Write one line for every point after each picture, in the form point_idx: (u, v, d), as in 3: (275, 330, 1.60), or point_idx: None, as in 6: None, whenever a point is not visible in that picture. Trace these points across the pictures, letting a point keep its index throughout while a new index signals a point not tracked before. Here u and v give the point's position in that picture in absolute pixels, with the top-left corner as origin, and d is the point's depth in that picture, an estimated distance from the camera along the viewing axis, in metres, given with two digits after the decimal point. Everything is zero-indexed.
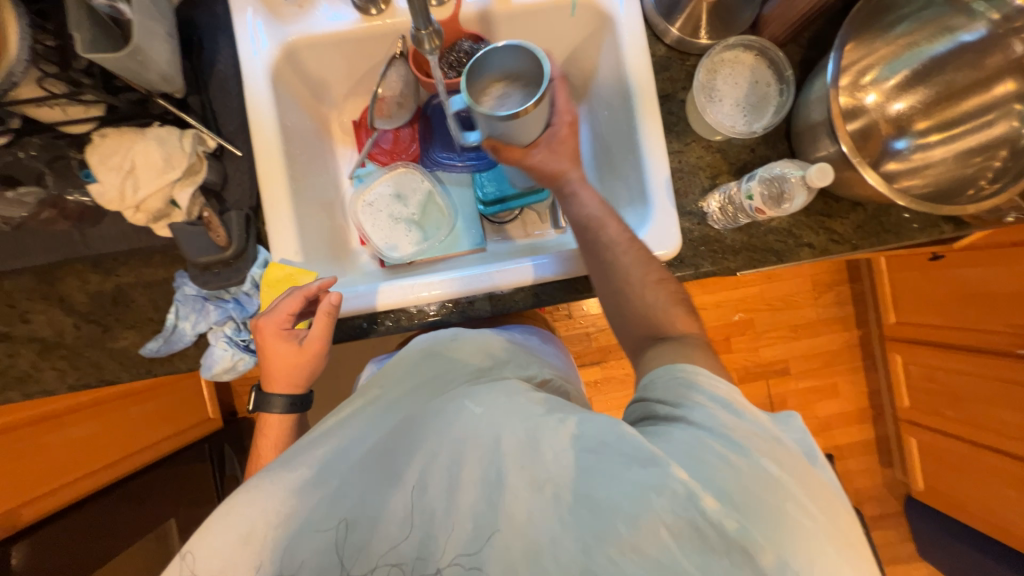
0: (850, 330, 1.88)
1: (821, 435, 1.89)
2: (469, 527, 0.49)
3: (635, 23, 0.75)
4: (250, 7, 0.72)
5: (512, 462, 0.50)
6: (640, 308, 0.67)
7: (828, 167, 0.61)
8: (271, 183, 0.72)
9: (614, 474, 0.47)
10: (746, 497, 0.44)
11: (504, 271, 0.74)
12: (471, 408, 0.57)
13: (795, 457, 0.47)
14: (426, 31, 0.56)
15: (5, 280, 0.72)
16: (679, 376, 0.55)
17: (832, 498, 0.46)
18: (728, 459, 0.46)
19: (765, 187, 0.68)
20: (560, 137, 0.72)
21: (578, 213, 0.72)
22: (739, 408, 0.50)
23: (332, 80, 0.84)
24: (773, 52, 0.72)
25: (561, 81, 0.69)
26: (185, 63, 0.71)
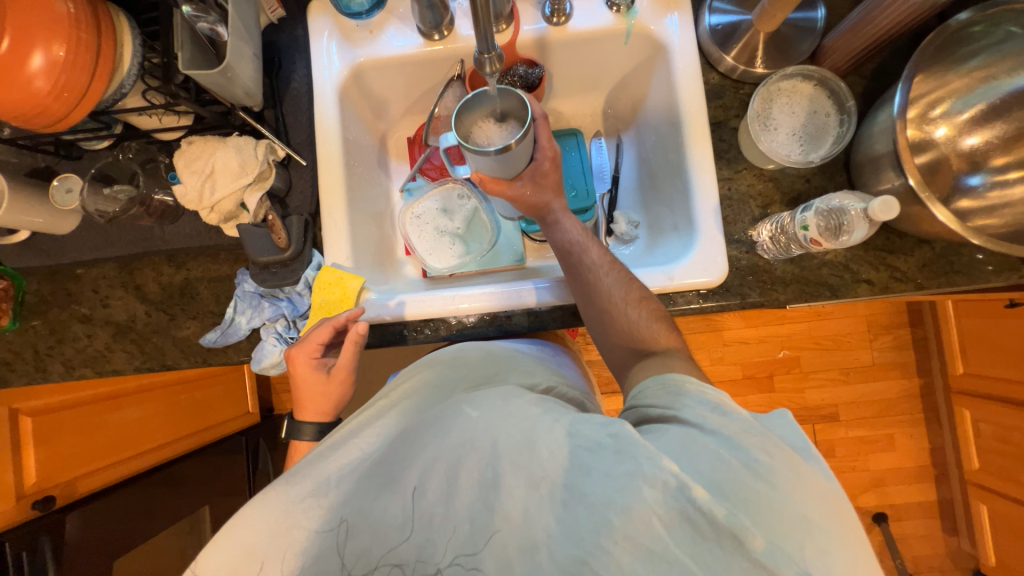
0: (909, 378, 1.74)
1: (873, 491, 1.73)
2: (467, 527, 0.51)
3: (690, 51, 0.76)
4: (326, 31, 0.78)
5: (508, 463, 0.52)
6: (623, 325, 0.67)
7: (893, 200, 0.58)
8: (331, 191, 0.77)
9: (602, 472, 0.48)
10: (736, 491, 0.44)
11: (517, 292, 0.76)
12: (469, 413, 0.59)
13: (786, 451, 0.47)
14: (489, 54, 0.59)
15: (93, 267, 0.80)
16: (666, 383, 0.56)
17: (823, 488, 0.46)
18: (716, 454, 0.46)
19: (823, 216, 0.65)
20: (543, 171, 0.74)
21: (560, 239, 0.74)
22: (727, 408, 0.51)
23: (392, 99, 0.89)
24: (835, 82, 0.69)
25: (542, 119, 0.71)
26: (265, 81, 0.77)
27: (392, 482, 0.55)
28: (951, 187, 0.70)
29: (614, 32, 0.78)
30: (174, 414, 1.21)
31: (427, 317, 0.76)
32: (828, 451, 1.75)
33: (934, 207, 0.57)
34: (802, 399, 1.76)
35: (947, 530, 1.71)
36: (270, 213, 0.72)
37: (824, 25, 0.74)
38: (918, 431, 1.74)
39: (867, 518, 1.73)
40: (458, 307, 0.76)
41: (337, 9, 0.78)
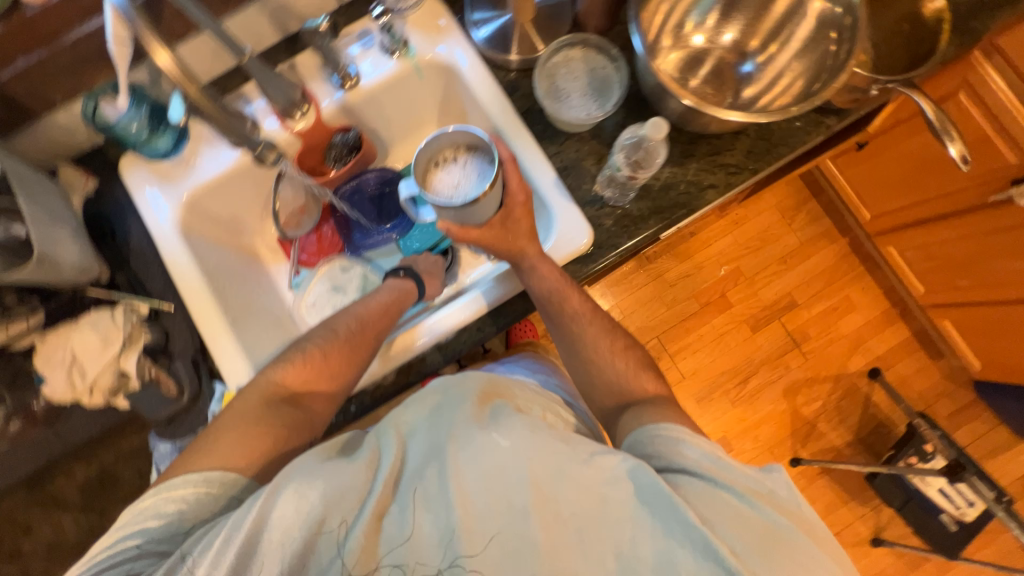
0: (836, 240, 1.85)
1: (857, 352, 1.81)
2: (492, 548, 0.56)
3: (475, 64, 0.82)
4: (144, 182, 0.80)
5: (540, 496, 0.57)
6: (607, 376, 0.79)
7: (659, 120, 0.66)
8: (208, 322, 0.77)
9: (638, 522, 0.57)
10: (760, 545, 0.55)
11: (470, 300, 0.79)
12: (497, 440, 0.60)
13: (791, 505, 0.60)
14: (260, 148, 0.72)
15: (2, 502, 0.75)
16: (662, 434, 0.65)
17: (816, 528, 0.60)
18: (734, 509, 0.58)
19: (626, 154, 0.73)
20: (514, 216, 0.75)
21: (539, 288, 0.75)
22: (728, 464, 0.61)
23: (242, 214, 0.91)
24: (595, 39, 0.77)
25: (512, 161, 0.73)
26: (105, 251, 0.79)
27: (423, 501, 0.57)
28: (734, 79, 0.80)
29: (406, 74, 0.85)
30: None
31: (393, 365, 0.78)
32: (803, 336, 1.82)
33: (723, 115, 0.67)
34: (759, 301, 1.83)
35: (934, 357, 1.80)
36: (155, 368, 0.72)
37: None
38: (867, 282, 1.84)
39: (864, 378, 1.80)
40: (412, 337, 0.77)
41: (145, 157, 0.80)
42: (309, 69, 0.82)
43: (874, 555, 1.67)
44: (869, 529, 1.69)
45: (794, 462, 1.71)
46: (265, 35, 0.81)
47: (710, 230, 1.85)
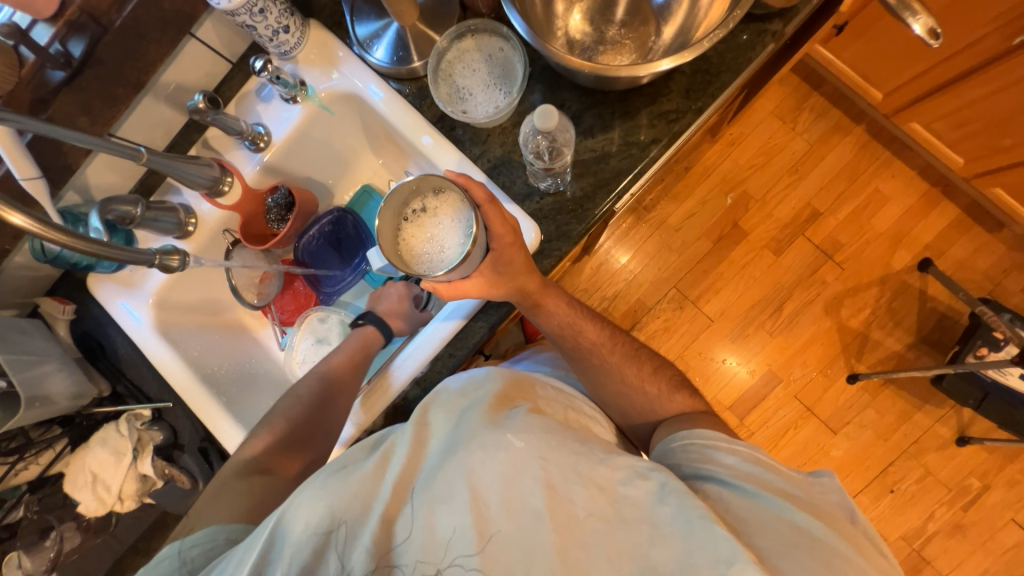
0: (850, 131, 1.66)
1: (901, 246, 1.64)
2: (504, 546, 0.55)
3: (376, 84, 0.77)
4: (113, 295, 0.84)
5: (553, 499, 0.56)
6: (646, 405, 0.76)
7: (545, 112, 0.62)
8: (205, 410, 0.81)
9: (658, 520, 0.55)
10: (791, 548, 0.53)
11: (441, 324, 0.77)
12: (512, 441, 0.59)
13: (839, 520, 0.57)
14: (157, 258, 0.67)
15: None
16: (696, 442, 0.67)
17: (875, 551, 0.55)
18: (762, 514, 0.57)
19: (535, 147, 0.69)
20: (505, 257, 0.68)
21: (550, 325, 0.78)
22: (762, 470, 0.61)
23: (217, 293, 0.93)
24: (480, 23, 0.70)
25: (489, 204, 0.65)
26: (100, 366, 0.84)
27: (438, 502, 0.57)
28: (654, 14, 0.71)
29: (315, 115, 0.81)
30: None
31: (378, 409, 0.78)
32: (834, 244, 1.66)
33: (653, 67, 0.61)
34: (776, 221, 1.69)
35: (993, 229, 1.60)
36: (169, 466, 0.78)
37: None
38: (897, 167, 1.65)
39: (915, 273, 1.63)
40: (394, 375, 0.78)
41: (105, 272, 0.83)
42: (221, 141, 0.82)
43: (963, 455, 1.56)
44: (951, 430, 1.57)
45: (851, 379, 1.60)
46: (171, 120, 0.80)
47: (706, 159, 1.71)
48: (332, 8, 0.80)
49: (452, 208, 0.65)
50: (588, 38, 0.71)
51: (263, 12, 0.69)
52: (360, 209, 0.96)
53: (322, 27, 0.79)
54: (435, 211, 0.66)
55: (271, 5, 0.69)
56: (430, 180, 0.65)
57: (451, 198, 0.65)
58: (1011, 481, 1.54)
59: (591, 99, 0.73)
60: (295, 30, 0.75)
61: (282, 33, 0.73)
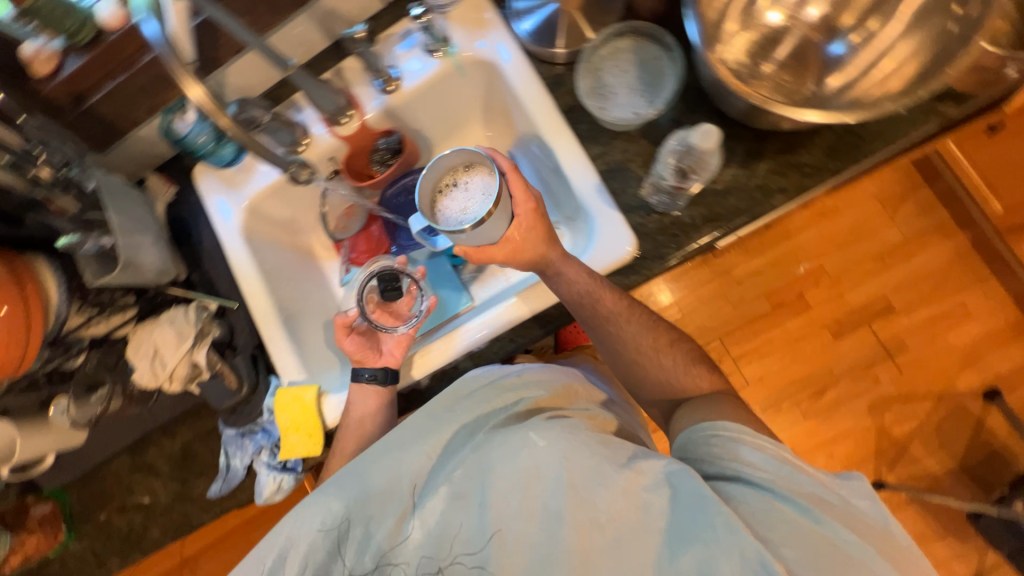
0: (952, 236, 1.58)
1: (970, 368, 1.55)
2: (517, 543, 0.59)
3: (518, 58, 0.77)
4: (213, 190, 0.87)
5: (573, 496, 0.58)
6: (660, 373, 0.74)
7: (710, 129, 0.61)
8: (266, 320, 0.84)
9: (682, 524, 0.55)
10: (817, 559, 0.51)
11: (509, 306, 0.77)
12: (534, 440, 0.62)
13: (866, 523, 0.55)
14: (290, 168, 0.72)
15: (114, 462, 0.90)
16: (720, 434, 0.62)
17: (899, 556, 0.54)
18: (791, 520, 0.54)
19: (676, 163, 0.67)
20: (529, 224, 0.70)
21: (568, 293, 0.70)
22: (792, 469, 0.58)
23: (299, 214, 0.97)
24: (646, 26, 0.71)
25: (511, 171, 0.69)
26: (183, 251, 0.88)
27: (452, 499, 0.62)
28: (820, 63, 0.68)
29: (447, 73, 0.82)
30: None
31: (427, 370, 0.79)
32: (899, 346, 1.58)
33: (801, 114, 0.57)
34: (845, 304, 1.61)
35: None
36: (220, 361, 0.80)
37: None
38: (990, 286, 1.56)
39: (977, 400, 1.53)
40: (447, 342, 0.78)
41: (213, 165, 0.86)
42: (354, 74, 0.83)
43: None
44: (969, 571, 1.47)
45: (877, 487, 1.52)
46: (314, 43, 0.83)
47: (790, 222, 1.65)
48: None
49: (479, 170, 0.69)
50: (743, 70, 0.68)
51: None
52: None
53: None
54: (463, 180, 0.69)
55: None
56: (441, 165, 0.68)
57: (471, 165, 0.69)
58: None
59: (729, 130, 0.71)
60: None
61: None
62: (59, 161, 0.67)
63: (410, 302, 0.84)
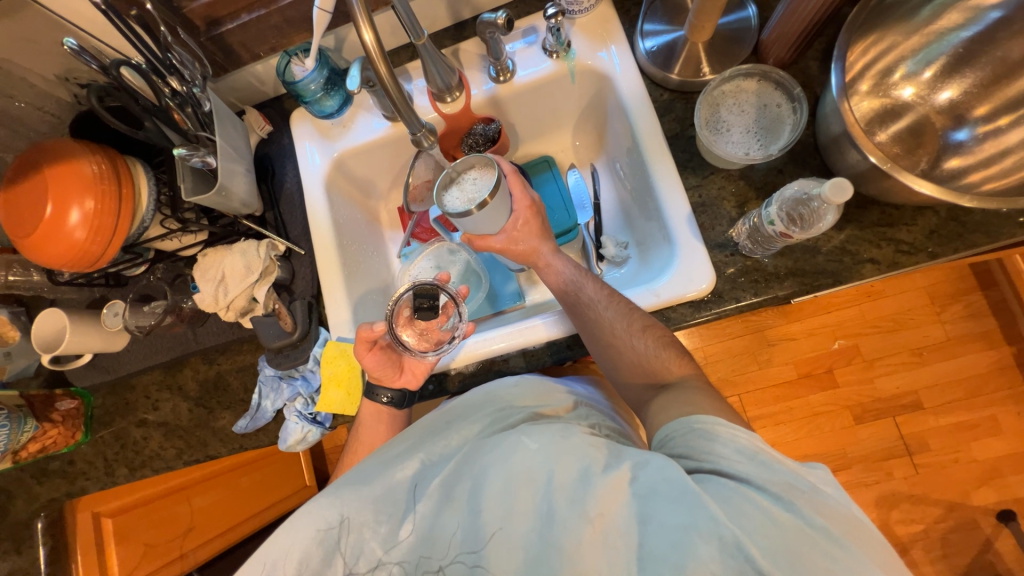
0: (997, 347, 1.55)
1: (988, 484, 1.50)
2: (502, 545, 0.55)
3: (632, 77, 0.78)
4: (307, 136, 0.89)
5: (563, 497, 0.55)
6: (632, 357, 0.69)
7: (844, 182, 0.56)
8: (328, 272, 0.85)
9: (661, 520, 0.50)
10: (792, 552, 0.46)
11: (562, 316, 0.78)
12: (526, 444, 0.61)
13: (848, 518, 0.50)
14: (420, 132, 0.73)
15: (143, 375, 0.90)
16: (694, 427, 0.57)
17: (885, 559, 0.48)
18: (764, 509, 0.48)
19: (790, 211, 0.64)
20: (522, 220, 0.78)
21: (556, 280, 0.79)
22: (767, 458, 0.53)
23: (376, 178, 0.98)
24: (776, 74, 0.70)
25: (512, 173, 0.78)
26: (264, 188, 0.88)
27: (444, 501, 0.61)
28: (939, 145, 0.70)
29: (560, 76, 0.84)
30: (236, 497, 1.22)
31: (477, 359, 0.79)
32: (919, 445, 1.54)
33: (911, 184, 0.57)
34: (873, 390, 1.58)
35: None
36: (278, 302, 0.81)
37: (762, 22, 0.76)
38: None
39: (990, 519, 1.48)
40: (499, 336, 0.78)
41: (312, 114, 0.88)
42: (469, 58, 0.85)
43: None
44: None
45: None
46: (438, 18, 0.85)
47: (835, 296, 1.62)
48: None
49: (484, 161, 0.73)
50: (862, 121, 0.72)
51: None
52: (533, 174, 0.99)
53: (611, 6, 0.81)
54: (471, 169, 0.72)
55: None
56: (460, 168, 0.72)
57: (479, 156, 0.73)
58: None
59: None
60: None
61: None
62: (186, 77, 0.69)
63: (444, 321, 0.80)
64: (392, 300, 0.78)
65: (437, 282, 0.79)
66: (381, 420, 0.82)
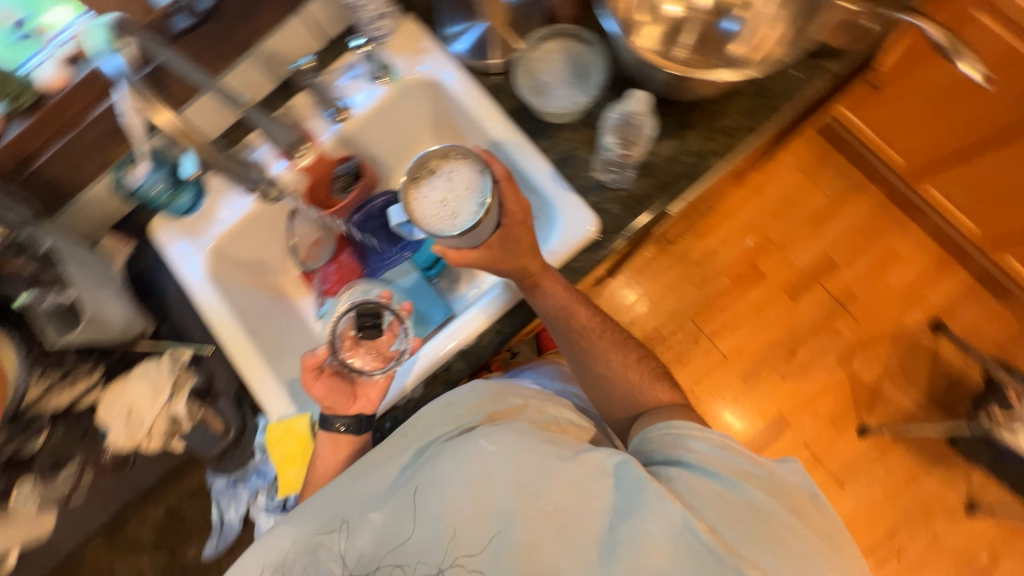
0: (870, 192, 1.74)
1: (915, 305, 1.68)
2: (469, 543, 0.57)
3: (458, 73, 0.84)
4: (174, 238, 0.86)
5: (525, 494, 0.58)
6: (630, 386, 0.75)
7: (635, 93, 0.74)
8: (245, 358, 0.81)
9: (618, 508, 0.57)
10: (741, 523, 0.55)
11: (483, 304, 0.80)
12: (483, 445, 0.62)
13: (794, 498, 0.60)
14: (261, 183, 0.76)
15: (88, 547, 0.86)
16: (671, 430, 0.66)
17: (826, 531, 0.58)
18: (719, 494, 0.58)
19: (620, 136, 0.76)
20: (514, 236, 0.71)
21: (544, 305, 0.73)
22: (732, 453, 0.62)
23: (265, 254, 0.95)
24: (568, 28, 0.80)
25: (506, 180, 0.70)
26: (149, 306, 0.85)
27: (403, 509, 0.61)
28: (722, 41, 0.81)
29: (396, 96, 0.88)
30: None
31: (420, 377, 0.78)
32: (849, 297, 1.70)
33: (711, 74, 0.66)
34: (794, 267, 1.74)
35: (1004, 297, 1.63)
36: (202, 409, 0.78)
37: None
38: (912, 231, 1.71)
39: (927, 333, 1.66)
40: (434, 349, 0.78)
41: (172, 215, 0.86)
42: (304, 110, 0.87)
43: (972, 523, 1.56)
44: (963, 496, 1.57)
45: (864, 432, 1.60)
46: (261, 86, 0.86)
47: (730, 201, 1.78)
48: (424, 7, 0.88)
49: (470, 161, 0.69)
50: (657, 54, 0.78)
51: None
52: None
53: (416, 22, 0.87)
54: (449, 168, 0.69)
55: None
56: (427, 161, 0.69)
57: (464, 150, 0.69)
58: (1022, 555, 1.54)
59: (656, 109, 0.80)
60: (391, 19, 0.84)
61: (380, 19, 0.82)
62: (13, 221, 0.69)
63: (391, 339, 0.80)
64: (331, 327, 0.79)
65: (379, 300, 0.81)
66: (339, 450, 0.77)
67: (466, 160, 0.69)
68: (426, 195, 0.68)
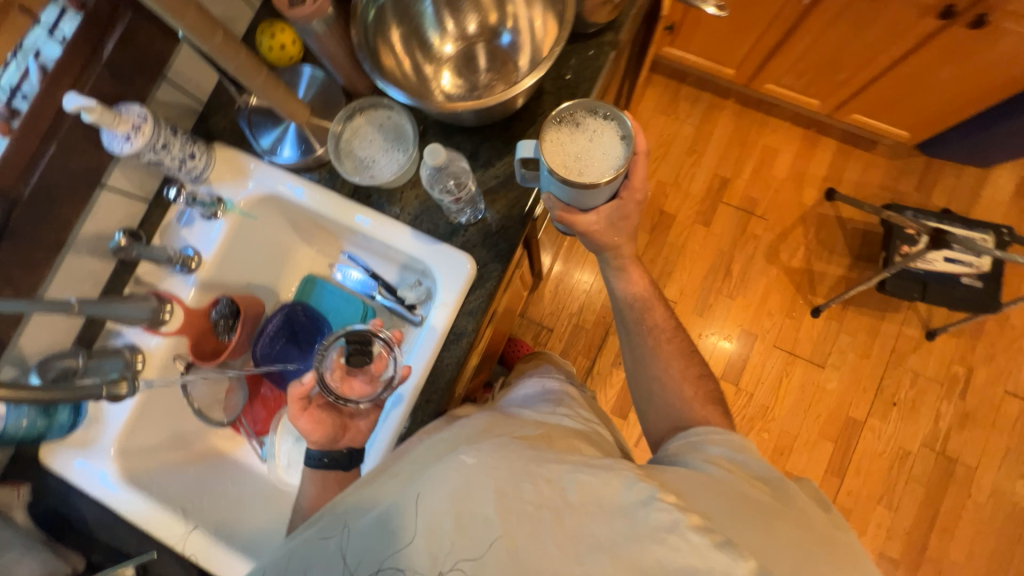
0: (726, 104, 1.86)
1: (805, 185, 1.80)
2: (458, 550, 0.47)
3: (288, 181, 0.84)
4: (70, 459, 0.80)
5: (509, 502, 0.48)
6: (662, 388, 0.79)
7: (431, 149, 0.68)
8: (195, 546, 0.77)
9: (608, 500, 0.48)
10: (738, 505, 0.53)
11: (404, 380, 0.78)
12: (463, 458, 0.52)
13: (815, 513, 0.57)
14: (105, 388, 0.72)
15: None
16: (697, 439, 0.69)
17: (845, 548, 0.54)
18: (723, 484, 0.58)
19: (442, 184, 0.75)
20: (624, 213, 0.73)
21: (626, 293, 0.83)
22: (748, 457, 0.64)
23: (179, 426, 0.89)
24: (364, 101, 0.81)
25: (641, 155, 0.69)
26: (70, 541, 0.79)
27: (385, 529, 0.51)
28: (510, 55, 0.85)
29: (239, 224, 0.87)
30: None
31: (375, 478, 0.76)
32: (751, 201, 1.81)
33: (520, 86, 0.69)
34: (694, 197, 1.82)
35: (870, 147, 1.79)
36: None
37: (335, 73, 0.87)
38: (774, 123, 1.84)
39: (826, 204, 1.79)
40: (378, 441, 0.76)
41: (58, 438, 0.79)
42: (153, 274, 0.85)
43: (937, 347, 1.68)
44: (918, 328, 1.70)
45: (816, 312, 1.71)
46: (99, 271, 0.82)
47: None
48: (231, 130, 0.88)
49: (615, 125, 0.63)
50: (462, 90, 0.83)
51: (166, 147, 0.75)
52: (310, 298, 0.98)
53: (228, 147, 0.86)
54: (589, 126, 0.63)
55: (172, 140, 0.76)
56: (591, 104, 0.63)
57: (612, 112, 0.63)
58: (987, 356, 1.67)
59: (481, 136, 0.83)
60: (201, 155, 0.82)
61: (189, 160, 0.80)
62: None
63: (381, 366, 0.76)
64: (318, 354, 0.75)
65: (373, 326, 0.77)
66: None
67: (611, 123, 0.63)
68: (565, 133, 0.63)
